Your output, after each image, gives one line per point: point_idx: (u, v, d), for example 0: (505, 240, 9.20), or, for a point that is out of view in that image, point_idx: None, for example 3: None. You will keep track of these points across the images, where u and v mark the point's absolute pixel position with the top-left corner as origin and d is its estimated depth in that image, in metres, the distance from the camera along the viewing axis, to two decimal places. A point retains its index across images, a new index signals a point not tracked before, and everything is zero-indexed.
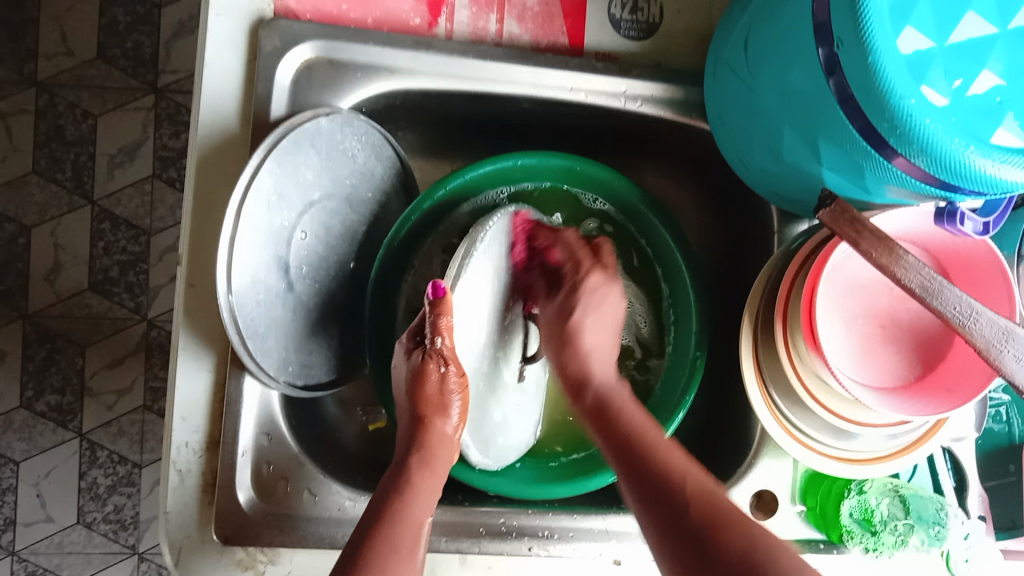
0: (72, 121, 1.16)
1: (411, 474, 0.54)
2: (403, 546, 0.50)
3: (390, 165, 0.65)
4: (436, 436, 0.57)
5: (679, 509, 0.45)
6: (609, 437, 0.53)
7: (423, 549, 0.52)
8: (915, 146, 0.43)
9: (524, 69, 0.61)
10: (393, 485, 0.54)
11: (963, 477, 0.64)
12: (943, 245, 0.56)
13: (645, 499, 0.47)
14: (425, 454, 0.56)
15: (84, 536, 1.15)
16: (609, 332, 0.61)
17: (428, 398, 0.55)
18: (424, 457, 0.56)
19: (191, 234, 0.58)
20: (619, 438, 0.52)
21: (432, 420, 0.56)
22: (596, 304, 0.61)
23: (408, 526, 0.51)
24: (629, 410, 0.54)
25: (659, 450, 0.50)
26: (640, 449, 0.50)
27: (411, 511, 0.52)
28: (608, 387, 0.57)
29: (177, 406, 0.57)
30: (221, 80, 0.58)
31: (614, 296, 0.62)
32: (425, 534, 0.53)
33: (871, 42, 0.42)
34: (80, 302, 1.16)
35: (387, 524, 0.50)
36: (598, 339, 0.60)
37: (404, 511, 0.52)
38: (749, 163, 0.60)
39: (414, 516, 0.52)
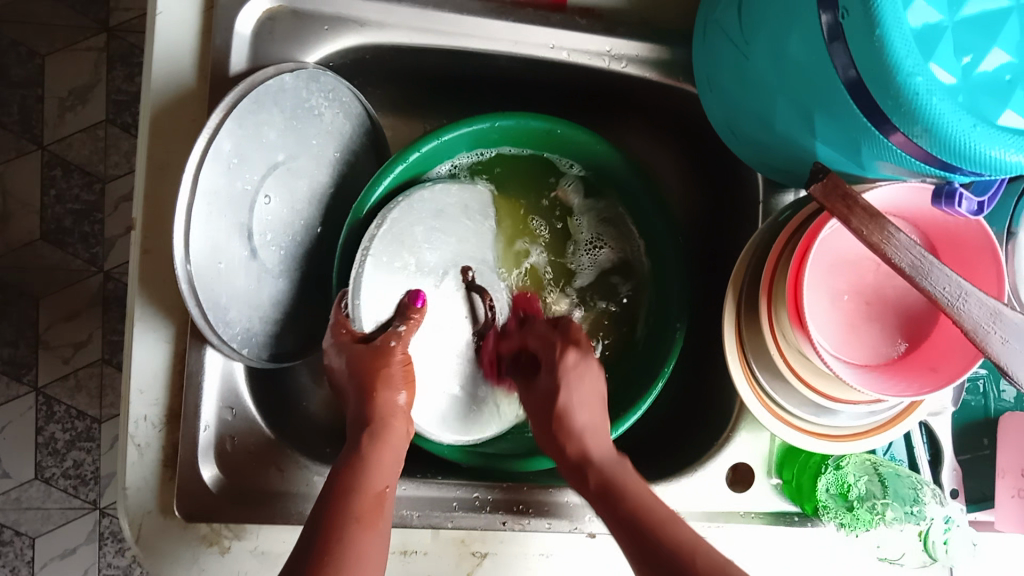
0: (17, 59, 1.09)
1: (364, 450, 0.51)
2: (364, 514, 0.48)
3: (360, 123, 0.62)
4: (390, 416, 0.53)
5: (642, 531, 0.48)
6: (567, 465, 0.55)
7: (384, 521, 0.49)
8: (920, 124, 0.41)
9: (503, 26, 0.58)
10: (346, 464, 0.51)
11: (939, 450, 0.65)
12: (933, 222, 0.54)
13: (617, 523, 0.49)
14: (375, 429, 0.52)
15: (42, 492, 1.12)
16: (597, 406, 0.58)
17: (388, 375, 0.54)
18: (377, 434, 0.52)
19: (146, 197, 0.54)
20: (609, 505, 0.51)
21: (379, 393, 0.53)
22: (584, 381, 0.59)
23: (362, 498, 0.49)
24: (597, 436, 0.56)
25: (669, 522, 0.48)
26: (650, 526, 0.48)
27: (369, 480, 0.50)
28: (609, 463, 0.54)
29: (133, 377, 0.54)
30: (176, 29, 0.54)
31: (593, 374, 0.59)
32: (386, 504, 0.50)
33: (880, 14, 0.40)
34: (32, 252, 1.11)
35: (348, 500, 0.48)
36: (590, 416, 0.57)
37: (359, 484, 0.49)
38: (737, 131, 0.58)
39: (371, 487, 0.50)
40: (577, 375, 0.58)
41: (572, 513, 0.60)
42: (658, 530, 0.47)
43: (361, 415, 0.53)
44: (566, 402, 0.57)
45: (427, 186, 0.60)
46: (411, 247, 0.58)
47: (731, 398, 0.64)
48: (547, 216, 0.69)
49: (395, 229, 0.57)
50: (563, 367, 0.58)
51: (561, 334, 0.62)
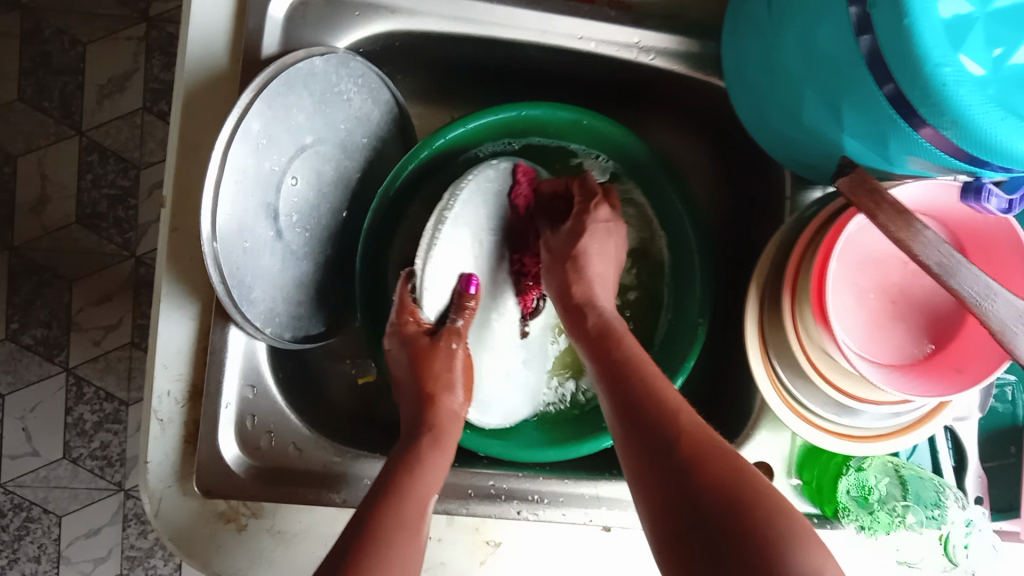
0: (59, 47, 1.12)
1: (423, 455, 0.51)
2: (413, 518, 0.47)
3: (388, 110, 0.62)
4: (446, 416, 0.55)
5: (663, 440, 0.45)
6: (601, 362, 0.54)
7: (428, 523, 0.48)
8: (948, 116, 0.41)
9: (532, 15, 0.58)
10: (401, 463, 0.50)
11: (963, 457, 0.64)
12: (964, 221, 0.53)
13: (632, 429, 0.47)
14: (436, 432, 0.53)
15: (70, 472, 1.14)
16: (612, 262, 0.62)
17: (448, 379, 0.55)
18: (437, 439, 0.53)
19: (176, 175, 0.55)
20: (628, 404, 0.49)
21: (439, 397, 0.55)
22: (604, 237, 0.61)
23: (413, 507, 0.47)
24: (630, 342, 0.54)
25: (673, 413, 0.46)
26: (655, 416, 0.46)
27: (422, 488, 0.49)
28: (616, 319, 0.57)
29: (158, 353, 0.55)
30: (210, 12, 0.55)
31: (616, 229, 0.62)
32: (431, 509, 0.49)
33: (908, 3, 0.40)
34: (68, 236, 1.13)
35: (406, 501, 0.47)
36: (603, 267, 0.61)
37: (412, 485, 0.48)
38: (765, 124, 0.57)
39: (423, 491, 0.49)
40: (606, 230, 0.60)
41: (586, 505, 0.60)
42: (659, 421, 0.46)
43: (420, 419, 0.54)
44: (585, 248, 0.59)
45: (493, 165, 0.59)
46: (470, 230, 0.58)
47: (751, 396, 0.63)
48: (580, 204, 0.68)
49: (464, 210, 0.57)
50: (593, 216, 0.60)
51: (586, 187, 0.62)
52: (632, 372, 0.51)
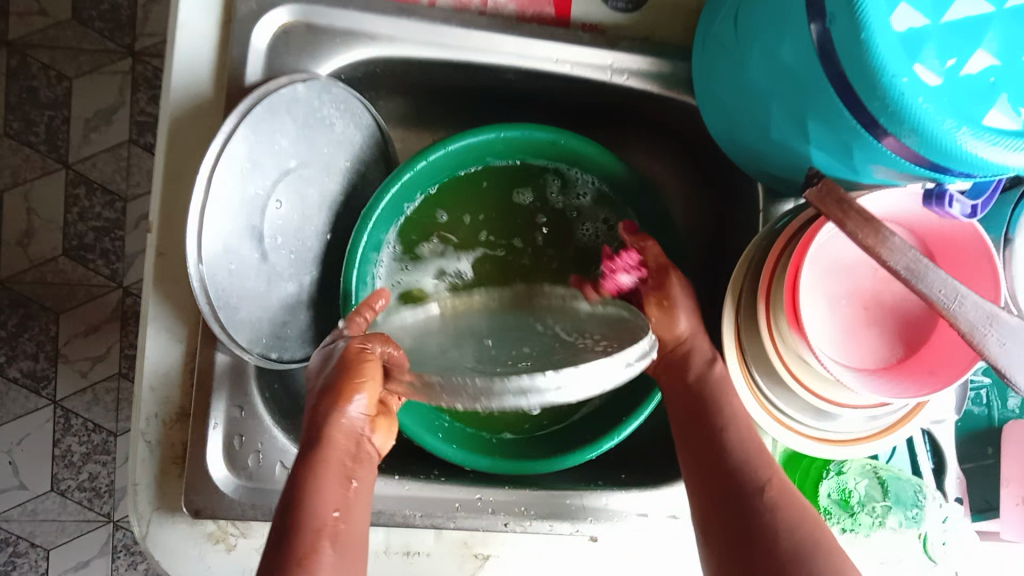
0: (45, 82, 1.13)
1: (315, 477, 0.48)
2: (311, 531, 0.46)
3: (370, 135, 0.64)
4: (340, 439, 0.50)
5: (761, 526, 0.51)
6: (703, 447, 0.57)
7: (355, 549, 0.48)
8: (906, 125, 0.43)
9: (509, 39, 0.60)
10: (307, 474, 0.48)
11: (942, 459, 0.65)
12: (930, 227, 0.55)
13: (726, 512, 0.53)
14: (319, 457, 0.49)
15: (58, 504, 1.13)
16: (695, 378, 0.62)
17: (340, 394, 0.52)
18: (315, 461, 0.49)
19: (163, 200, 0.56)
20: (690, 423, 0.59)
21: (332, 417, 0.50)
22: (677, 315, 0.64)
23: (308, 525, 0.46)
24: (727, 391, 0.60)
25: (761, 460, 0.55)
26: (716, 427, 0.58)
27: (311, 504, 0.47)
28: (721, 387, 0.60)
29: (147, 375, 0.56)
30: (195, 42, 0.57)
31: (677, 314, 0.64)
32: (337, 529, 0.48)
33: (864, 19, 0.42)
34: (55, 268, 1.14)
35: (298, 525, 0.46)
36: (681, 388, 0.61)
37: (306, 506, 0.47)
38: (736, 139, 0.59)
39: (320, 514, 0.47)
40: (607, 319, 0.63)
41: (574, 515, 0.60)
42: (753, 506, 0.52)
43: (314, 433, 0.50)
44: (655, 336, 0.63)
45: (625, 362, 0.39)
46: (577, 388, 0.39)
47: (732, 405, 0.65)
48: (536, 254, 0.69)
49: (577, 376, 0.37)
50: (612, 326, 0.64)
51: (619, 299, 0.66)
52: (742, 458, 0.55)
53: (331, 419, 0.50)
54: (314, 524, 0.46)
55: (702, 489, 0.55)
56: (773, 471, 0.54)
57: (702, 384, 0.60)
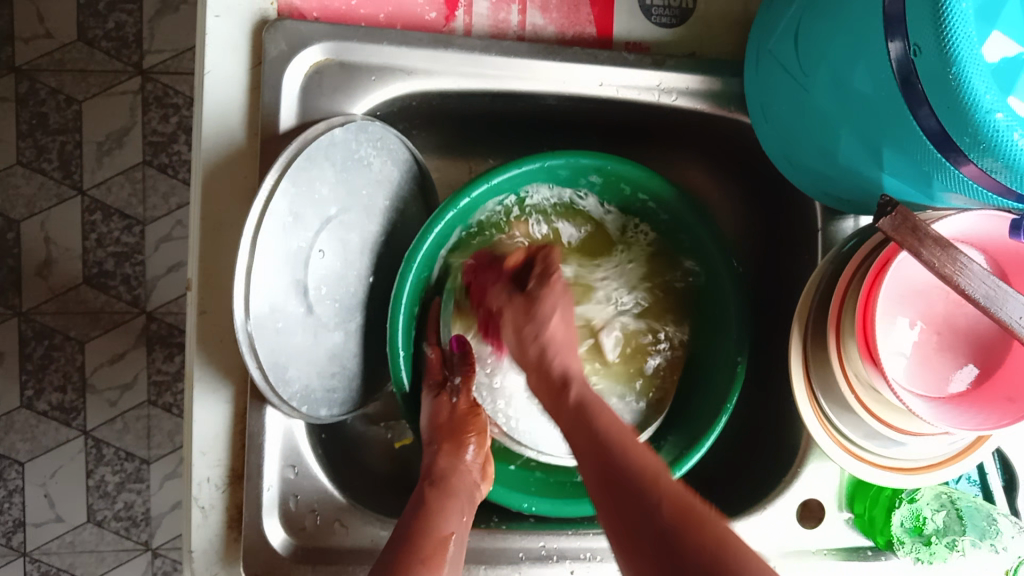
0: (55, 106, 1.10)
1: (433, 501, 0.54)
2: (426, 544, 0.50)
3: (408, 169, 0.61)
4: (456, 474, 0.57)
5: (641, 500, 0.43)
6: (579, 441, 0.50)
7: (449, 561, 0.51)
8: (998, 160, 0.40)
9: (550, 65, 0.57)
10: (419, 515, 0.53)
11: (1013, 475, 0.63)
12: (1005, 250, 0.53)
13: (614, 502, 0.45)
14: (443, 484, 0.56)
15: (95, 535, 1.13)
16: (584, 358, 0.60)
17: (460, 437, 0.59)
18: (442, 487, 0.56)
19: (202, 257, 0.54)
20: (591, 443, 0.49)
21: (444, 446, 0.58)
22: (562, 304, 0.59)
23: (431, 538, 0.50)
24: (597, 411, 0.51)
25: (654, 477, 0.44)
26: (619, 450, 0.47)
27: (429, 524, 0.52)
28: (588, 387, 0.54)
29: (195, 440, 0.54)
30: (225, 88, 0.54)
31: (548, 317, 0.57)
32: (453, 546, 0.52)
33: (956, 51, 0.38)
34: (77, 296, 1.12)
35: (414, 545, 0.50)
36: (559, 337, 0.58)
37: (425, 529, 0.51)
38: (795, 161, 0.56)
39: (439, 530, 0.52)
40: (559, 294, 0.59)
41: None
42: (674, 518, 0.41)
43: (435, 466, 0.58)
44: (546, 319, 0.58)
45: None
46: None
47: (798, 432, 0.62)
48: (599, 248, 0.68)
49: None
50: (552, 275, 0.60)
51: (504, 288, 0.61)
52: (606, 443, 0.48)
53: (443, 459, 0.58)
54: (429, 544, 0.50)
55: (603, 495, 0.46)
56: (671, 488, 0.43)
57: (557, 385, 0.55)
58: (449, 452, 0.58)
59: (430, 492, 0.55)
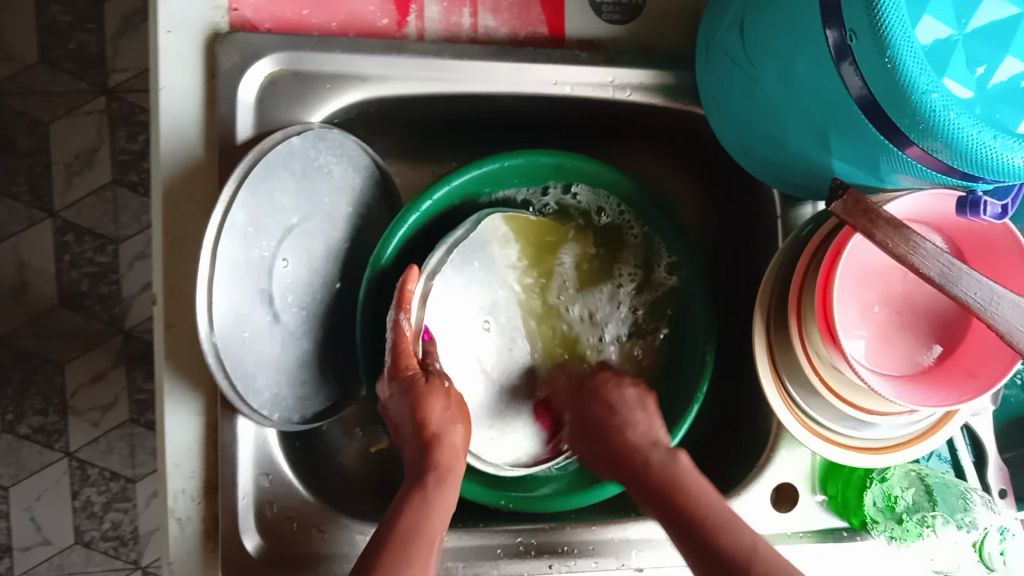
0: (21, 129, 1.10)
1: (425, 492, 0.51)
2: (422, 543, 0.48)
3: (369, 175, 0.62)
4: (443, 454, 0.53)
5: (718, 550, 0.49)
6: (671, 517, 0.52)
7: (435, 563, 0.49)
8: (939, 140, 0.41)
9: (504, 66, 0.58)
10: (408, 507, 0.50)
11: (983, 450, 0.63)
12: (957, 227, 0.54)
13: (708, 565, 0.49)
14: (439, 471, 0.52)
15: (84, 556, 1.12)
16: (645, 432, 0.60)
17: (451, 428, 0.54)
18: (441, 478, 0.52)
19: (165, 272, 0.54)
20: (687, 529, 0.51)
21: (444, 438, 0.53)
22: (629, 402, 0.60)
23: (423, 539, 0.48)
24: (684, 473, 0.54)
25: (733, 525, 0.50)
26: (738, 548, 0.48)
27: (419, 525, 0.49)
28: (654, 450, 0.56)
29: (168, 453, 0.55)
30: (180, 103, 0.54)
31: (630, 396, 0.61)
32: (438, 548, 0.50)
33: (890, 34, 0.39)
34: (53, 318, 1.12)
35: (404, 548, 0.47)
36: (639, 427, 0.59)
37: (417, 530, 0.49)
38: (749, 149, 0.57)
39: (427, 534, 0.49)
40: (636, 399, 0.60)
41: (617, 550, 0.59)
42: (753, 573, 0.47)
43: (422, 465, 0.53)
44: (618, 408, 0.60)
45: None
46: None
47: (767, 417, 0.63)
48: (577, 243, 0.67)
49: None
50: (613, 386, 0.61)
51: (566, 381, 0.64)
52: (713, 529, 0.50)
53: (431, 410, 0.53)
54: (422, 545, 0.48)
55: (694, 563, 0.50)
56: (753, 539, 0.49)
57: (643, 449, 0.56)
58: (438, 444, 0.53)
59: (423, 479, 0.52)
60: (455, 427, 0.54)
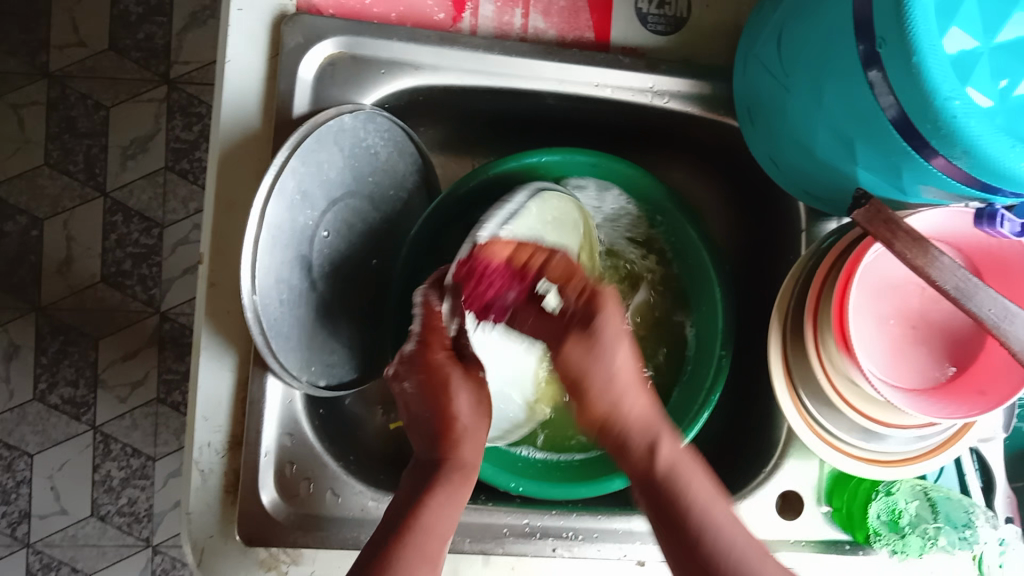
0: (83, 112, 1.15)
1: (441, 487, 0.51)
2: (429, 547, 0.47)
3: (413, 162, 0.64)
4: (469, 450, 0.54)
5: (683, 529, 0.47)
6: (644, 486, 0.51)
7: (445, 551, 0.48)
8: (959, 147, 0.43)
9: (549, 65, 0.61)
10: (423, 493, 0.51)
11: (991, 477, 0.64)
12: (979, 246, 0.55)
13: (675, 544, 0.48)
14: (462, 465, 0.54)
15: (98, 529, 1.15)
16: (630, 356, 0.55)
17: (471, 421, 0.56)
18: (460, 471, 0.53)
19: (213, 231, 0.57)
20: (659, 505, 0.49)
21: (467, 426, 0.55)
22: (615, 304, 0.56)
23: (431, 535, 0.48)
24: (656, 428, 0.53)
25: (682, 466, 0.51)
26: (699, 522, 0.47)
27: (432, 518, 0.49)
28: (640, 416, 0.54)
29: (200, 404, 0.57)
30: (244, 74, 0.58)
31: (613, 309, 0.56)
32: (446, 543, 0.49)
33: (916, 41, 0.41)
34: (93, 294, 1.16)
35: (417, 538, 0.47)
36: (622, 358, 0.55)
37: (431, 522, 0.49)
38: (778, 160, 0.59)
39: (439, 526, 0.49)
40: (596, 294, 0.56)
41: (620, 539, 0.61)
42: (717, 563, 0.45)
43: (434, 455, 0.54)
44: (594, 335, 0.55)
45: None
46: None
47: (778, 427, 0.64)
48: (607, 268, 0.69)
49: None
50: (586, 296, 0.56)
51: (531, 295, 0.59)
52: (678, 502, 0.49)
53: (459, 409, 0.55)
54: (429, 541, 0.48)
55: (665, 537, 0.49)
56: (726, 527, 0.47)
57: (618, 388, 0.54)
58: (467, 430, 0.55)
59: (443, 471, 0.53)
60: (479, 429, 0.56)
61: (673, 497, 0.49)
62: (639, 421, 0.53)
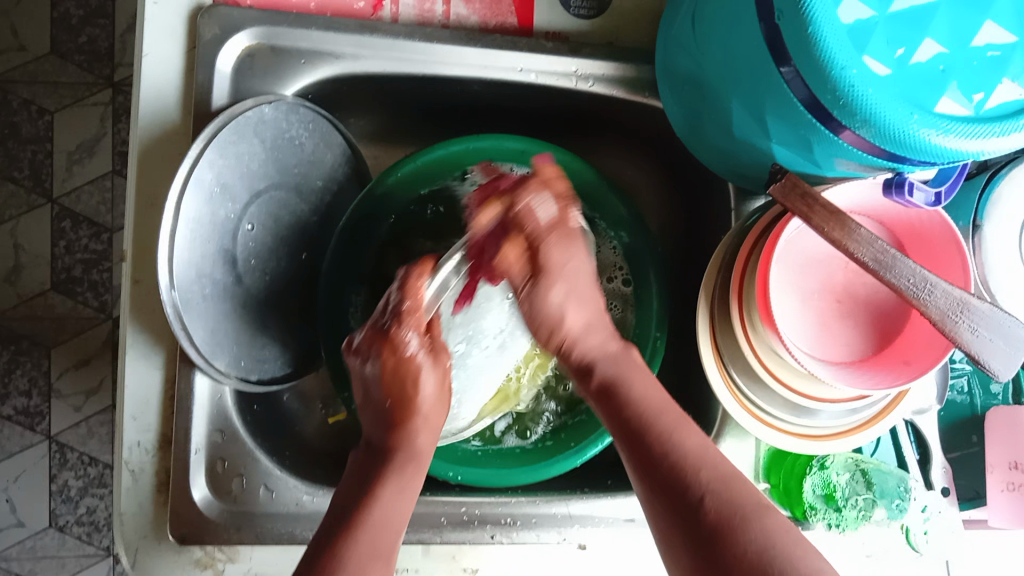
0: (27, 118, 1.14)
1: (378, 489, 0.50)
2: (382, 547, 0.46)
3: (341, 153, 0.64)
4: (406, 451, 0.53)
5: (695, 501, 0.45)
6: (643, 467, 0.48)
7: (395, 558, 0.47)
8: (859, 117, 0.43)
9: (472, 51, 0.61)
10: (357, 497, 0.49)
11: (926, 448, 0.65)
12: (898, 218, 0.55)
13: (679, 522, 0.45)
14: (413, 457, 0.53)
15: (57, 540, 1.13)
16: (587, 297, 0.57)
17: (406, 379, 0.54)
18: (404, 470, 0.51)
19: (135, 229, 0.57)
20: (653, 470, 0.47)
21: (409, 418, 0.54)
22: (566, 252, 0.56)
23: (387, 533, 0.47)
24: (631, 379, 0.53)
25: (680, 429, 0.49)
26: (727, 510, 0.44)
27: (383, 512, 0.48)
28: (611, 356, 0.55)
29: (127, 404, 0.57)
30: (161, 69, 0.57)
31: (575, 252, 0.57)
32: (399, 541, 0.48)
33: (810, 13, 0.42)
34: (44, 302, 1.14)
35: (369, 533, 0.46)
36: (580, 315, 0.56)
37: (377, 520, 0.47)
38: (701, 142, 0.59)
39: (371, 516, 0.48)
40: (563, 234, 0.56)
41: (559, 524, 0.61)
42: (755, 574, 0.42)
43: (384, 442, 0.54)
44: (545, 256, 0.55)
45: None
46: None
47: (715, 407, 0.65)
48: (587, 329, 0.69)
49: None
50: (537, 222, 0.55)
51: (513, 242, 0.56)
52: (686, 470, 0.46)
53: (571, 326, 0.55)
54: (376, 532, 0.47)
55: (656, 500, 0.47)
56: (713, 462, 0.47)
57: (621, 361, 0.54)
58: (411, 411, 0.54)
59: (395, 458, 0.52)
60: (437, 411, 0.55)
61: (692, 473, 0.46)
62: (609, 360, 0.54)
